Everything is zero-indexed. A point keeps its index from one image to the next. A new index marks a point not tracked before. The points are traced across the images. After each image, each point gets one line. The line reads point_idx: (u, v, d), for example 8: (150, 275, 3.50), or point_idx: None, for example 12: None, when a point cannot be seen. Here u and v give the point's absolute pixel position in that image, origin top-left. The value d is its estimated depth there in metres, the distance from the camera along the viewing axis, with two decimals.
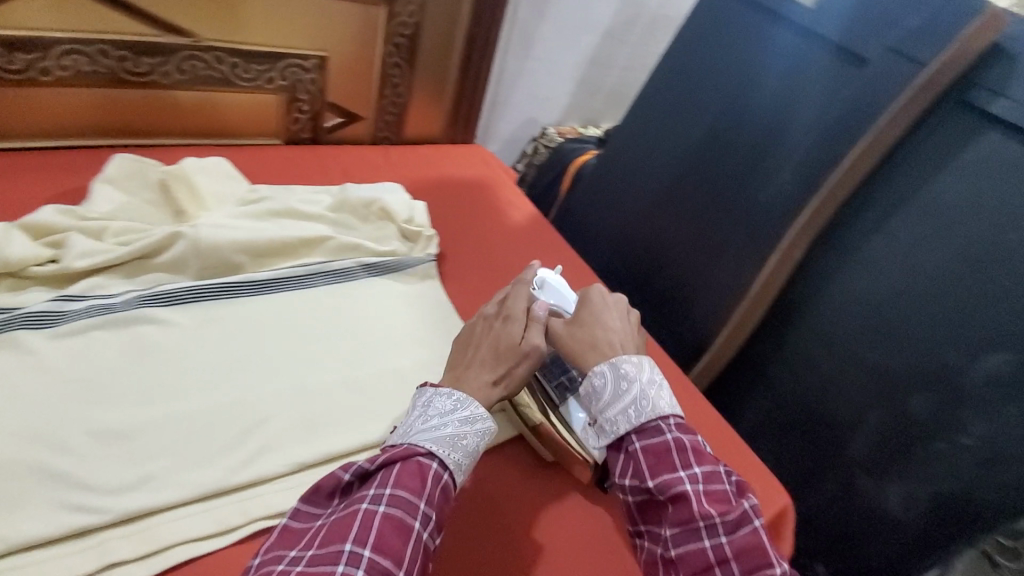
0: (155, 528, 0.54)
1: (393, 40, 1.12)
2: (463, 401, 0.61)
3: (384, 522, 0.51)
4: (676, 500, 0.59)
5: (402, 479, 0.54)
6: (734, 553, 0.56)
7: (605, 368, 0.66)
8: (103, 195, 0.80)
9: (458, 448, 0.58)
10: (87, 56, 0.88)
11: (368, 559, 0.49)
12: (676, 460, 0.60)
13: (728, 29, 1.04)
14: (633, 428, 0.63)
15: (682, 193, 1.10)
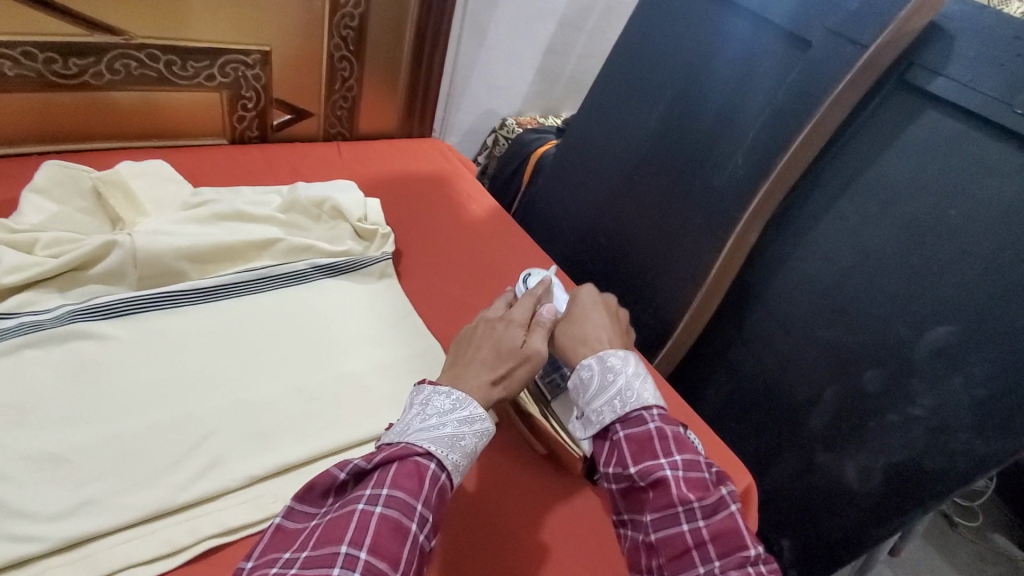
0: (99, 554, 0.51)
1: (340, 33, 1.08)
2: (463, 401, 0.59)
3: (380, 523, 0.48)
4: (656, 486, 0.57)
5: (400, 478, 0.51)
6: (712, 535, 0.54)
7: (593, 360, 0.65)
8: (31, 204, 0.76)
9: (456, 449, 0.55)
10: (13, 60, 0.82)
11: (364, 562, 0.46)
12: (657, 448, 0.59)
13: (680, 14, 1.05)
14: (619, 418, 0.62)
15: (640, 180, 1.11)
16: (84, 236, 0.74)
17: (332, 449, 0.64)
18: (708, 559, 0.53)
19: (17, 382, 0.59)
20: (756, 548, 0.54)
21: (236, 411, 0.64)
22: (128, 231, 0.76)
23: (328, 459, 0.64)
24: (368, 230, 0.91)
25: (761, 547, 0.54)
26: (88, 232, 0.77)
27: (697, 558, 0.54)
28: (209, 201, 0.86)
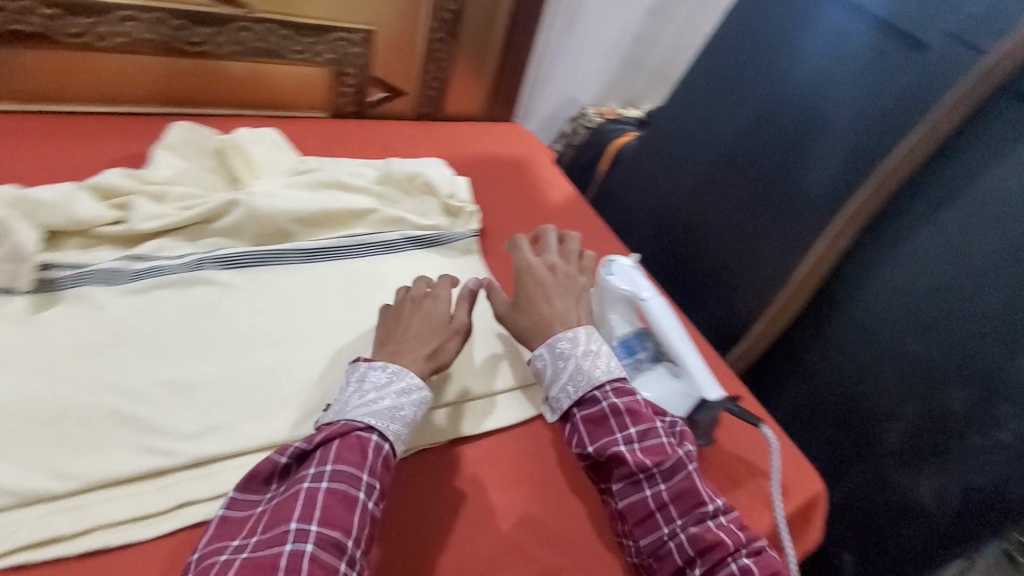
0: (223, 472, 0.58)
1: (439, 15, 1.11)
2: (399, 372, 0.61)
3: (327, 497, 0.51)
4: (614, 459, 0.63)
5: (342, 453, 0.54)
6: (672, 497, 0.61)
7: (543, 350, 0.69)
8: (163, 160, 0.83)
9: (396, 419, 0.58)
10: (145, 24, 0.89)
11: (316, 534, 0.49)
12: (613, 425, 0.64)
13: (781, 8, 1.02)
14: (576, 401, 0.66)
15: (724, 177, 1.09)
16: (207, 193, 0.81)
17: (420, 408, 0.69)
18: (671, 519, 0.60)
19: (152, 316, 0.66)
20: (713, 503, 0.61)
21: (335, 363, 0.69)
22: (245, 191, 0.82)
23: None
24: (456, 207, 0.95)
25: (718, 502, 0.61)
26: (208, 189, 0.84)
27: (661, 520, 0.61)
28: (313, 170, 0.93)
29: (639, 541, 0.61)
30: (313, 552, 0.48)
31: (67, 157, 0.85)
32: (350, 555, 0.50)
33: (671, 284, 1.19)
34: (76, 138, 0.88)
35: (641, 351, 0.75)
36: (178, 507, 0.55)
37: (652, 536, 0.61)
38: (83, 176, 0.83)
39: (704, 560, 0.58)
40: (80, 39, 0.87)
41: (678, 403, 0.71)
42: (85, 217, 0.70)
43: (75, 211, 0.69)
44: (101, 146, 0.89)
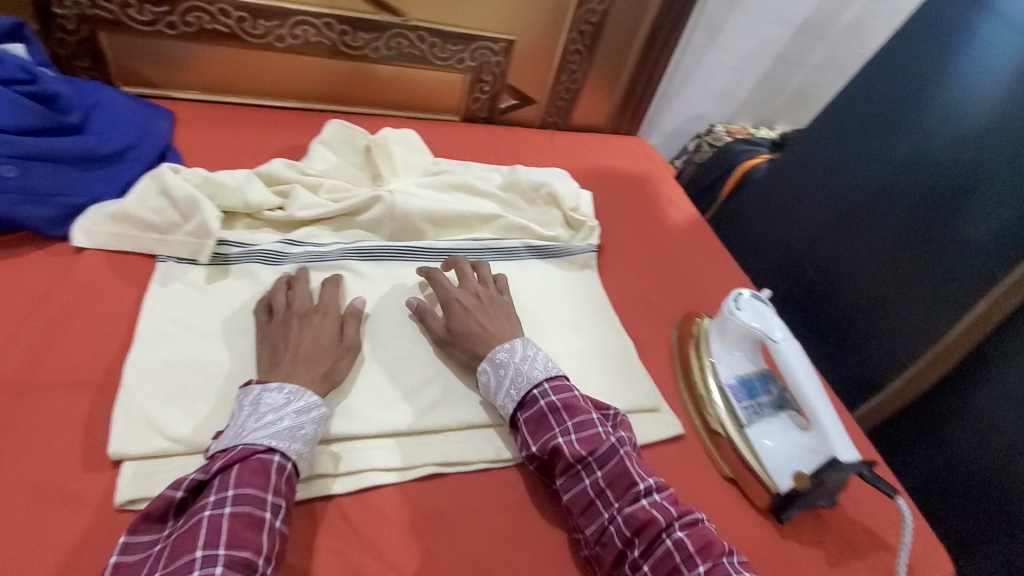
0: (352, 452, 0.61)
1: (579, 28, 1.13)
2: (297, 391, 0.58)
3: (233, 520, 0.49)
4: (555, 454, 0.61)
5: (244, 477, 0.51)
6: (608, 482, 0.60)
7: (483, 363, 0.67)
8: (319, 154, 0.91)
9: (298, 438, 0.55)
10: (315, 27, 0.98)
11: (224, 557, 0.47)
12: (553, 423, 0.62)
13: (955, 35, 0.92)
14: (518, 406, 0.64)
15: (870, 214, 1.01)
16: (353, 187, 0.88)
17: None
18: (609, 504, 0.59)
19: None
20: (646, 482, 0.60)
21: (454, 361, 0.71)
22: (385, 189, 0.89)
23: None
24: (576, 219, 0.95)
25: (650, 480, 0.60)
26: (354, 184, 0.91)
27: (600, 506, 0.59)
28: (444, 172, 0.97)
29: (584, 531, 0.59)
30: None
31: (239, 144, 0.95)
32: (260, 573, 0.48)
33: (792, 321, 1.11)
34: (247, 127, 0.98)
35: (762, 396, 0.72)
36: (311, 478, 0.58)
37: (594, 524, 0.58)
38: (252, 163, 0.93)
39: (640, 537, 0.57)
40: (262, 39, 0.97)
41: (804, 459, 0.66)
42: (255, 202, 0.77)
43: (247, 196, 0.77)
44: (269, 137, 0.98)
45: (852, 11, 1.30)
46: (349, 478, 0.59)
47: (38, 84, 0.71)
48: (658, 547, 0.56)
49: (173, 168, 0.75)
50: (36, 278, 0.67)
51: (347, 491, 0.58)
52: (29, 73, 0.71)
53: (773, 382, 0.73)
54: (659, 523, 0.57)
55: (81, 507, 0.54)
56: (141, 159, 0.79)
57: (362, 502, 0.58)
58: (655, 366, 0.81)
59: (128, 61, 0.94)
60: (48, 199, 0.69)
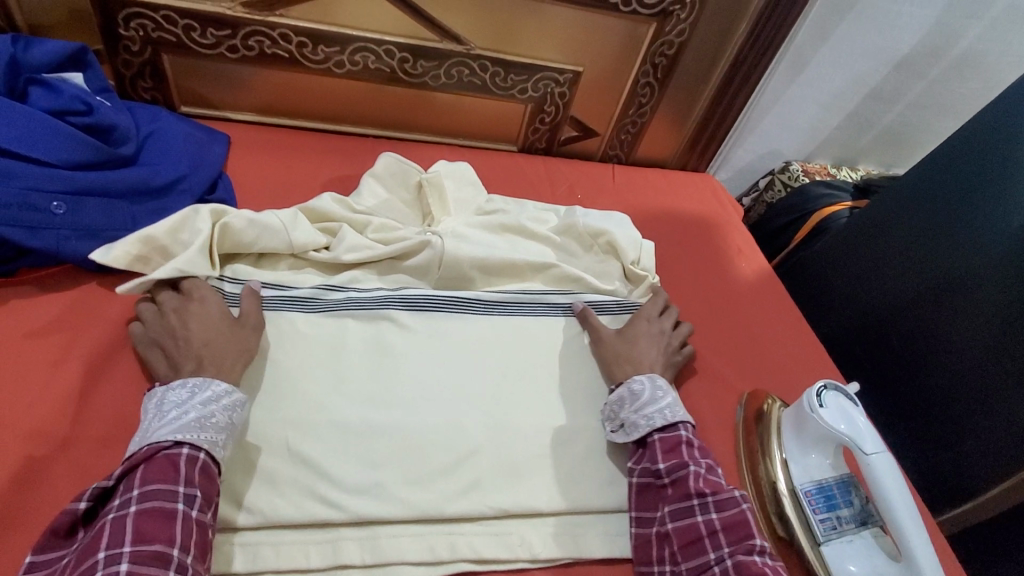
0: (381, 539, 0.56)
1: (652, 60, 1.05)
2: (202, 383, 0.56)
3: (139, 517, 0.47)
4: (676, 482, 0.60)
5: (151, 474, 0.49)
6: (723, 526, 0.56)
7: (644, 377, 0.68)
8: (370, 189, 0.86)
9: (206, 427, 0.53)
10: (375, 54, 0.95)
11: (131, 553, 0.45)
12: (686, 454, 0.62)
13: None
14: (662, 427, 0.64)
15: (974, 289, 0.89)
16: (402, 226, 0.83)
17: (577, 508, 0.62)
18: (719, 546, 0.55)
19: (340, 351, 0.67)
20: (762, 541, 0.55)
21: (507, 426, 0.66)
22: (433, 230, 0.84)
23: (573, 516, 0.62)
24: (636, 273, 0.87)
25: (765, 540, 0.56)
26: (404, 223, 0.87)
27: (708, 545, 0.56)
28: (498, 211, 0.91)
29: (682, 566, 0.56)
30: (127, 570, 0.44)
31: (291, 171, 0.92)
32: (178, 563, 0.46)
33: (871, 395, 1.01)
34: (300, 153, 0.96)
35: (842, 508, 0.64)
36: (336, 566, 0.54)
37: (696, 560, 0.55)
38: (303, 194, 0.90)
39: None
40: (321, 65, 0.94)
41: None
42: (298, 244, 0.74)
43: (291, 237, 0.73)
44: (323, 165, 0.95)
45: (960, 47, 1.16)
46: (375, 569, 0.55)
47: (94, 114, 0.71)
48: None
49: (213, 212, 0.71)
50: (77, 315, 0.66)
51: None
52: (86, 103, 0.71)
53: (855, 493, 0.65)
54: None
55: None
56: (190, 190, 0.77)
57: None
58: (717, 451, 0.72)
59: (189, 83, 0.93)
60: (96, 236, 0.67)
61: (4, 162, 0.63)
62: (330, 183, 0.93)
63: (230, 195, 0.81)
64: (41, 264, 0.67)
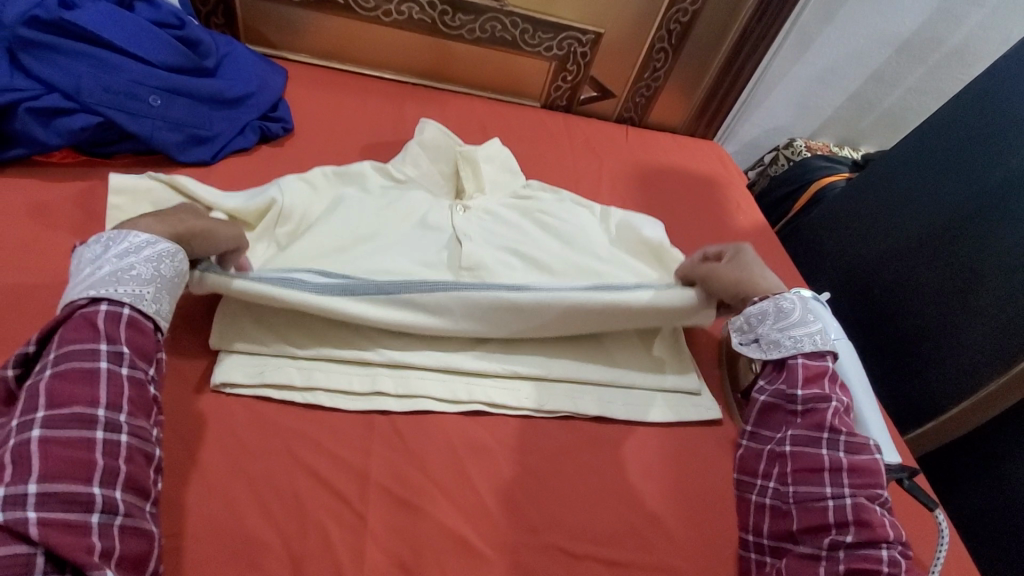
0: (411, 377, 0.66)
1: (667, 27, 1.16)
2: (116, 237, 0.53)
3: (54, 380, 0.45)
4: (808, 411, 0.61)
5: (66, 334, 0.48)
6: (850, 466, 0.57)
7: (796, 297, 0.68)
8: (412, 156, 0.89)
9: (122, 283, 0.51)
10: (418, 5, 1.06)
11: (44, 418, 0.44)
12: (827, 386, 0.62)
13: None
14: (811, 352, 0.65)
15: (950, 239, 0.98)
16: (433, 200, 0.86)
17: (576, 378, 0.71)
18: (841, 484, 0.56)
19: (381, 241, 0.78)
20: (884, 492, 0.57)
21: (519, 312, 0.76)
22: (464, 204, 0.86)
23: (573, 384, 0.72)
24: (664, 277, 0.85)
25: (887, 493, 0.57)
26: (437, 194, 0.90)
27: (827, 480, 0.57)
28: (534, 197, 0.91)
29: (791, 487, 0.58)
30: (41, 434, 0.43)
31: (339, 103, 1.04)
32: (105, 422, 0.46)
33: (853, 339, 1.09)
34: (347, 89, 1.07)
35: None
36: (372, 394, 0.64)
37: (810, 488, 0.57)
38: (348, 122, 1.01)
39: (859, 528, 0.53)
40: (371, 13, 1.06)
41: None
42: (296, 211, 0.75)
43: (278, 198, 0.73)
44: (367, 101, 1.06)
45: (958, 34, 1.26)
46: (405, 400, 0.65)
47: (185, 29, 0.86)
48: (865, 548, 0.53)
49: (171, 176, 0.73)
50: None
51: (404, 410, 0.64)
52: (179, 19, 0.85)
53: None
54: (886, 532, 0.53)
55: (184, 384, 0.61)
56: (257, 107, 0.90)
57: (415, 424, 0.64)
58: (702, 354, 0.82)
59: (254, 22, 1.06)
60: (181, 127, 0.82)
61: (114, 56, 0.78)
62: (373, 114, 1.04)
63: (289, 114, 0.94)
64: (135, 150, 0.82)
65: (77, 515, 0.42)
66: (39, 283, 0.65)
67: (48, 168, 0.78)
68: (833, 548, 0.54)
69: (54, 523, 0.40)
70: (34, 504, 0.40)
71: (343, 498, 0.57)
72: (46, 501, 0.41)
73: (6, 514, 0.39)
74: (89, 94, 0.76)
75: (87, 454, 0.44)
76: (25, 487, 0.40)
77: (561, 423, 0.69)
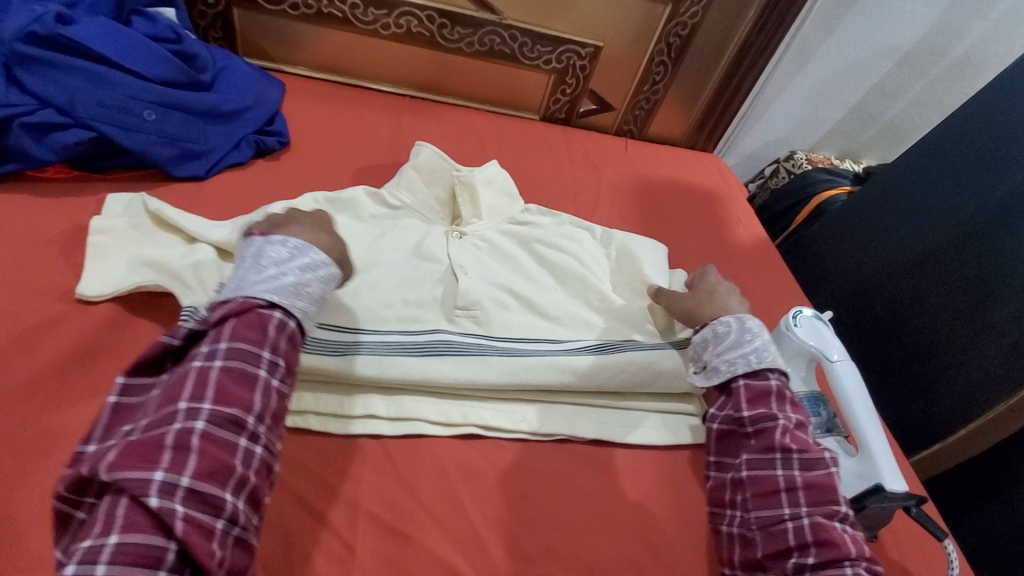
0: (404, 400, 0.65)
1: (666, 40, 1.16)
2: (301, 249, 0.56)
3: (222, 374, 0.47)
4: (760, 433, 0.62)
5: (241, 329, 0.50)
6: (805, 484, 0.58)
7: (732, 319, 0.69)
8: (407, 180, 0.87)
9: (301, 297, 0.54)
10: (417, 19, 1.06)
11: (209, 411, 0.45)
12: (773, 405, 0.63)
13: None
14: (748, 373, 0.65)
15: (955, 256, 0.96)
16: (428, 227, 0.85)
17: (573, 399, 0.70)
18: (797, 503, 0.57)
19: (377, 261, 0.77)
20: (844, 507, 0.57)
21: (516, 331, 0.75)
22: (461, 230, 0.86)
23: (569, 404, 0.70)
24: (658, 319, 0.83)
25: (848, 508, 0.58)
26: (432, 220, 0.88)
27: (784, 501, 0.58)
28: (532, 222, 0.91)
29: (753, 513, 0.59)
30: (204, 429, 0.44)
31: (336, 117, 1.03)
32: (250, 431, 0.47)
33: (855, 357, 1.07)
34: (343, 102, 1.06)
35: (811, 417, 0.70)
36: (364, 417, 0.63)
37: (769, 511, 0.58)
38: (345, 136, 0.99)
39: (821, 548, 0.54)
40: (370, 26, 1.06)
41: (849, 484, 0.64)
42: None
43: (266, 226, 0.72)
44: (364, 115, 1.05)
45: (960, 47, 1.25)
46: (398, 423, 0.63)
47: (182, 43, 0.85)
48: (829, 568, 0.53)
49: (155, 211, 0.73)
50: None
51: (396, 434, 0.63)
52: (176, 33, 0.85)
53: (824, 406, 0.72)
54: (847, 548, 0.54)
55: None
56: (252, 120, 0.90)
57: (406, 448, 0.62)
58: None
59: (252, 36, 1.05)
60: (175, 142, 0.81)
61: (108, 70, 0.77)
62: (369, 127, 1.03)
63: (285, 128, 0.93)
64: (129, 165, 0.82)
65: (209, 518, 0.42)
66: (29, 303, 0.65)
67: (42, 185, 0.77)
68: (799, 571, 0.54)
69: (195, 524, 0.41)
70: (183, 498, 0.42)
71: (331, 526, 0.55)
72: (190, 499, 0.42)
73: (160, 502, 0.40)
74: (84, 108, 0.75)
75: (230, 459, 0.45)
76: (180, 478, 0.42)
77: (558, 446, 0.67)
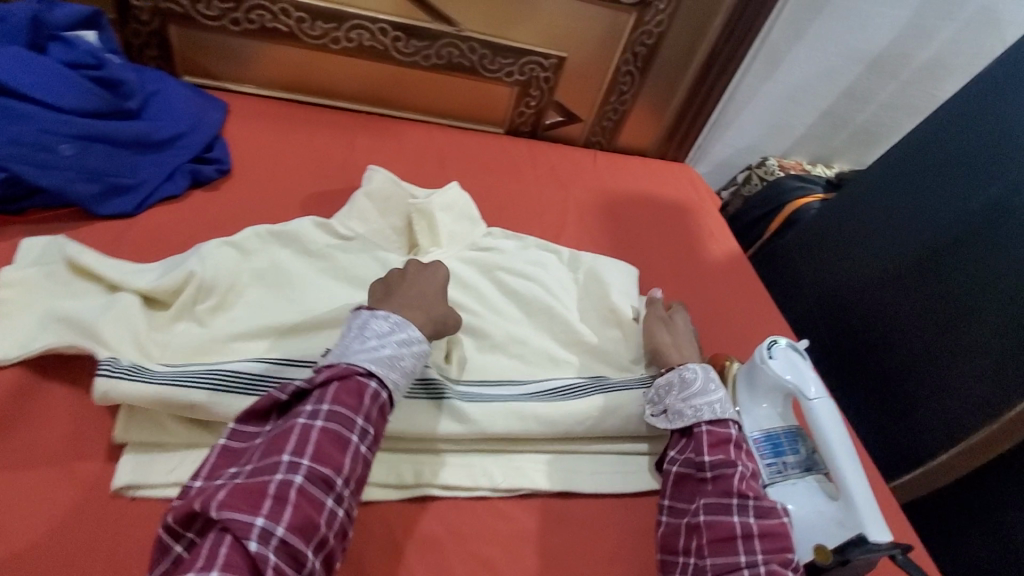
0: None
1: (633, 49, 1.12)
2: (402, 322, 0.56)
3: (321, 434, 0.48)
4: (718, 477, 0.59)
5: (340, 394, 0.50)
6: (761, 532, 0.56)
7: (698, 366, 0.67)
8: (359, 209, 0.81)
9: (395, 369, 0.54)
10: (369, 32, 0.99)
11: (307, 468, 0.46)
12: (733, 453, 0.61)
13: None
14: (711, 420, 0.63)
15: (933, 270, 0.94)
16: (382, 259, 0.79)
17: (538, 445, 0.65)
18: (753, 551, 0.55)
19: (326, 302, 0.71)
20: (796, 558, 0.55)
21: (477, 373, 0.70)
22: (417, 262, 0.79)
23: (533, 454, 0.65)
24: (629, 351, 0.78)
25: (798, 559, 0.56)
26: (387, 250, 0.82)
27: (741, 548, 0.55)
28: (494, 248, 0.85)
29: (708, 560, 0.55)
30: (301, 482, 0.45)
31: (283, 139, 0.96)
32: (337, 493, 0.47)
33: (834, 373, 1.05)
34: (290, 122, 0.99)
35: (788, 455, 0.66)
36: None
37: (725, 559, 0.55)
38: (292, 160, 0.93)
39: None
40: (319, 40, 0.99)
41: (831, 534, 0.60)
42: (219, 281, 0.68)
43: (197, 271, 0.66)
44: (314, 135, 0.99)
45: (929, 50, 1.23)
46: None
47: (104, 69, 0.77)
48: None
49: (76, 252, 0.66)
50: None
51: None
52: (97, 58, 0.77)
53: (802, 443, 0.68)
54: None
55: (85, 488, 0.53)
56: (188, 148, 0.84)
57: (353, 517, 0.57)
58: None
59: (191, 54, 0.98)
60: (100, 177, 0.75)
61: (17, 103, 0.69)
62: (319, 149, 0.96)
63: (225, 154, 0.87)
64: (47, 205, 0.74)
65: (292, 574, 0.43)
66: None
67: None
68: None
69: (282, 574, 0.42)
70: (276, 547, 0.43)
71: None
72: (281, 547, 0.43)
73: (258, 546, 0.42)
74: None
75: (318, 518, 0.45)
76: (276, 527, 0.43)
77: (522, 502, 0.63)
